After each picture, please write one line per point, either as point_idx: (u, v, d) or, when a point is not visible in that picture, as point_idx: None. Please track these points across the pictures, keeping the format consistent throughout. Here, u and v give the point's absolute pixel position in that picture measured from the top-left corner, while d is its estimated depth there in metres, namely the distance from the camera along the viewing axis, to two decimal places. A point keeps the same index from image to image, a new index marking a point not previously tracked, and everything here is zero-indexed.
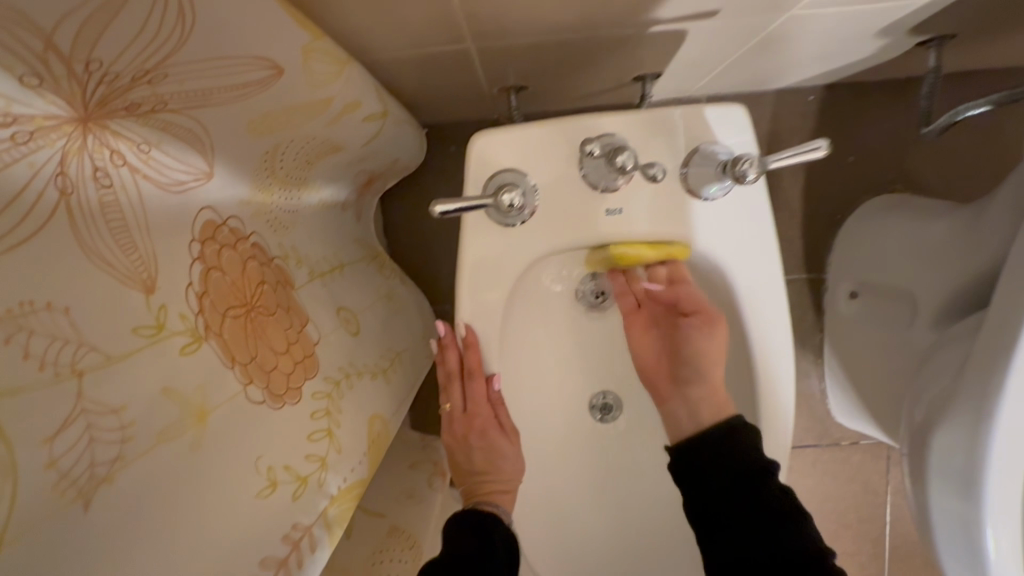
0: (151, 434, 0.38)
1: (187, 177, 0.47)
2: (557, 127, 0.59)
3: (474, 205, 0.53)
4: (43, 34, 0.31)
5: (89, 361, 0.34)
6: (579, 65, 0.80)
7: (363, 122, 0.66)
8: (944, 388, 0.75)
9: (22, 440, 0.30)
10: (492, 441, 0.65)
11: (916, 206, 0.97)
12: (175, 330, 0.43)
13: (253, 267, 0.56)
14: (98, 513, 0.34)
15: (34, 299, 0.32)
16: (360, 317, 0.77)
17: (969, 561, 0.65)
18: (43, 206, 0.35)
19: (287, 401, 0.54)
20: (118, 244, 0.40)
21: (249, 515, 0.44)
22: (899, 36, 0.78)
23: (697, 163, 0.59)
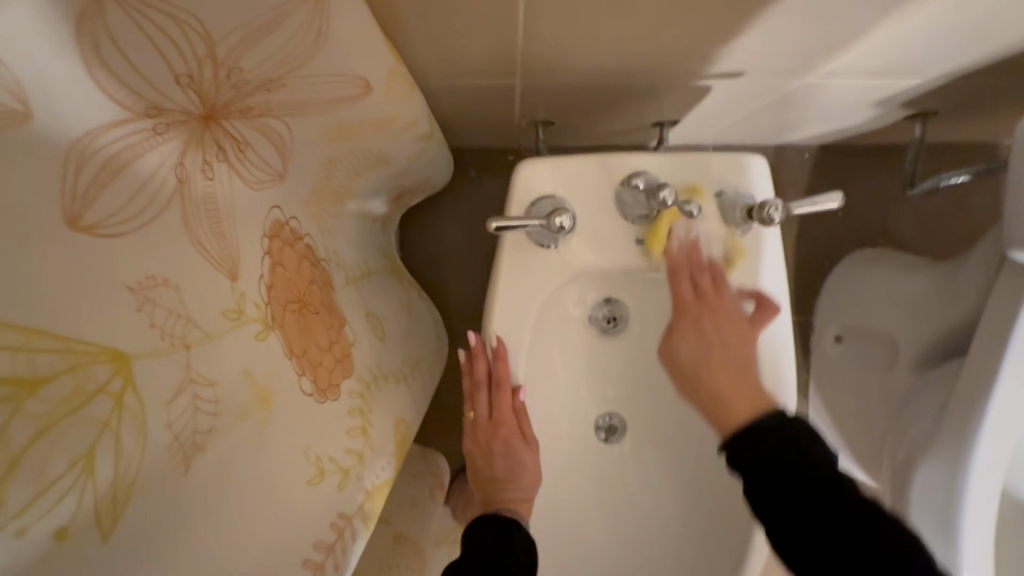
0: (234, 411, 0.40)
1: (267, 176, 0.50)
2: (599, 161, 0.65)
3: (527, 224, 0.57)
4: (209, 39, 0.36)
5: (194, 336, 0.37)
6: (607, 108, 0.87)
7: (414, 141, 0.70)
8: (925, 428, 0.82)
9: (146, 398, 0.33)
10: (514, 450, 0.68)
11: (894, 262, 1.08)
12: (250, 317, 0.46)
13: (305, 267, 0.60)
14: (193, 479, 0.36)
15: (155, 275, 0.35)
16: (385, 323, 0.80)
17: None
18: (165, 192, 0.37)
19: (328, 396, 0.57)
20: (213, 233, 0.43)
21: (303, 497, 0.46)
22: (892, 108, 0.87)
23: (725, 203, 0.64)
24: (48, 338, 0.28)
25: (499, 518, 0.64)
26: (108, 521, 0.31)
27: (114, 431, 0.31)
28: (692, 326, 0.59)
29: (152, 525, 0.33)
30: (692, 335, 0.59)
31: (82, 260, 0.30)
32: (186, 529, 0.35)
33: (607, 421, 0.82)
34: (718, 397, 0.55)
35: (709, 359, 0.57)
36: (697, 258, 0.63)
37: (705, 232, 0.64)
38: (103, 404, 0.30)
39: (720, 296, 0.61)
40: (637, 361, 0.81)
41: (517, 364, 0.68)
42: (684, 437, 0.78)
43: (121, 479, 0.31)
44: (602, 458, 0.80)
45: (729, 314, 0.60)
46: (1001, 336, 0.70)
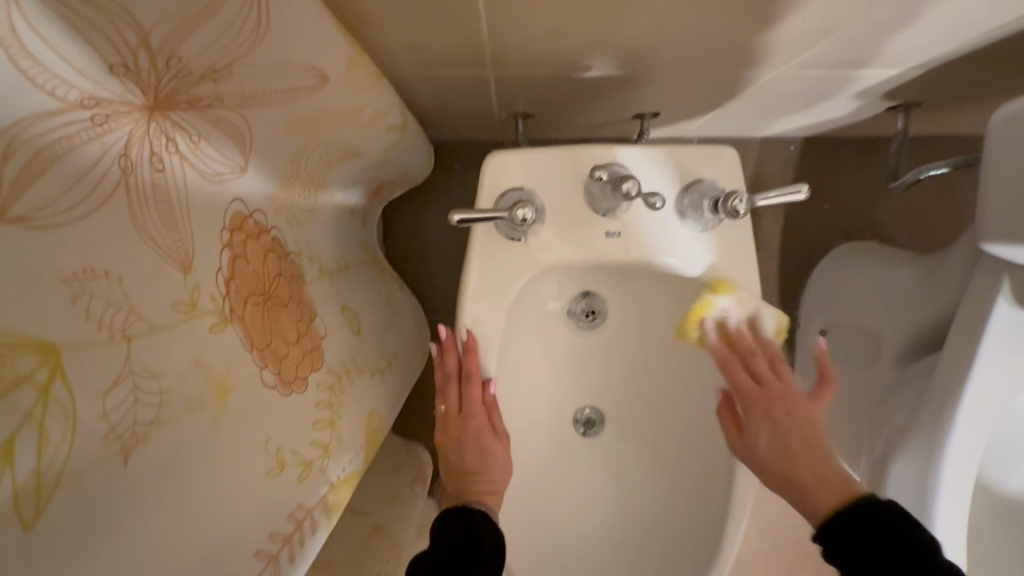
0: (183, 403, 0.40)
1: (225, 170, 0.51)
2: (568, 153, 0.65)
3: (491, 216, 0.56)
4: (140, 30, 0.36)
5: (137, 328, 0.37)
6: (585, 99, 0.86)
7: (384, 133, 0.70)
8: (902, 422, 0.81)
9: (80, 391, 0.32)
10: (484, 443, 0.68)
11: (881, 256, 1.06)
12: (206, 310, 0.46)
13: (272, 260, 0.60)
14: (135, 469, 0.36)
15: (95, 266, 0.35)
16: (361, 317, 0.80)
17: None
18: (107, 182, 0.37)
19: (295, 390, 0.57)
20: (164, 225, 0.43)
21: (259, 489, 0.46)
22: (874, 99, 0.86)
23: (693, 194, 0.64)
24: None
25: (469, 510, 0.64)
26: (29, 510, 0.30)
27: (38, 420, 0.30)
28: (761, 422, 0.62)
29: (82, 517, 0.33)
30: (767, 426, 0.61)
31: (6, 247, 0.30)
32: (123, 520, 0.35)
33: (584, 415, 0.82)
34: (795, 480, 0.59)
35: (792, 449, 0.60)
36: (749, 336, 0.66)
37: (735, 314, 0.67)
38: (27, 394, 0.30)
39: (778, 373, 0.64)
40: (615, 354, 0.81)
41: (486, 359, 0.68)
42: (663, 432, 0.78)
43: (44, 473, 0.30)
44: (579, 451, 0.80)
45: (788, 390, 0.63)
46: (977, 329, 0.69)
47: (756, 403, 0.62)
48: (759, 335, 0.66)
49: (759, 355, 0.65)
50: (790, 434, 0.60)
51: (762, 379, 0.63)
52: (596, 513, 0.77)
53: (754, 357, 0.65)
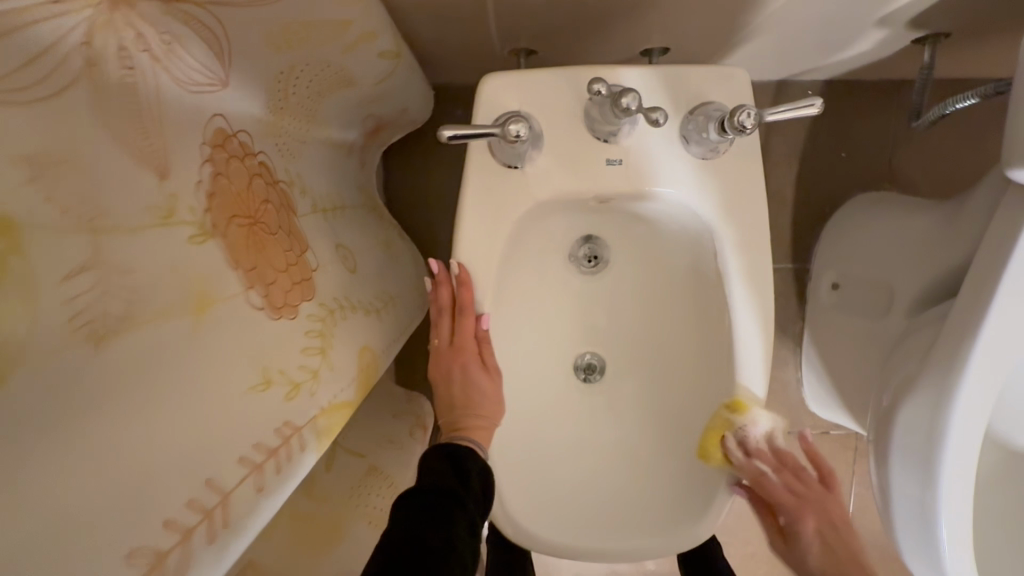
0: (156, 306, 0.39)
1: (205, 80, 0.49)
2: (567, 76, 0.62)
3: (482, 132, 0.53)
4: None
5: (107, 223, 0.36)
6: (590, 29, 0.82)
7: (376, 59, 0.67)
8: (912, 369, 0.79)
9: (47, 272, 0.31)
10: (473, 376, 0.67)
11: (895, 205, 1.02)
12: (184, 220, 0.44)
13: (259, 184, 0.58)
14: (106, 362, 0.35)
15: (56, 152, 0.33)
16: (356, 256, 0.79)
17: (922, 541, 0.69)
18: (67, 72, 0.35)
19: (283, 315, 0.56)
20: (136, 128, 0.41)
21: (245, 404, 0.45)
22: (898, 29, 0.81)
23: (699, 115, 0.61)
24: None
25: (455, 446, 0.63)
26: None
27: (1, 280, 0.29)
28: (811, 533, 0.65)
29: (58, 399, 0.32)
30: (818, 540, 0.64)
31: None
32: (95, 407, 0.34)
33: (585, 361, 0.80)
34: None
35: (839, 557, 0.63)
36: (767, 450, 0.66)
37: (754, 433, 0.66)
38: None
39: (807, 479, 0.67)
40: (617, 298, 0.79)
41: (477, 296, 0.66)
42: (668, 376, 0.76)
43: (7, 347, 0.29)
44: (578, 397, 0.79)
45: (817, 500, 0.66)
46: (996, 270, 0.65)
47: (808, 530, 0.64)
48: (773, 445, 0.67)
49: (770, 479, 0.66)
50: (840, 568, 0.63)
51: (785, 522, 0.66)
52: (596, 451, 0.76)
53: (776, 476, 0.66)
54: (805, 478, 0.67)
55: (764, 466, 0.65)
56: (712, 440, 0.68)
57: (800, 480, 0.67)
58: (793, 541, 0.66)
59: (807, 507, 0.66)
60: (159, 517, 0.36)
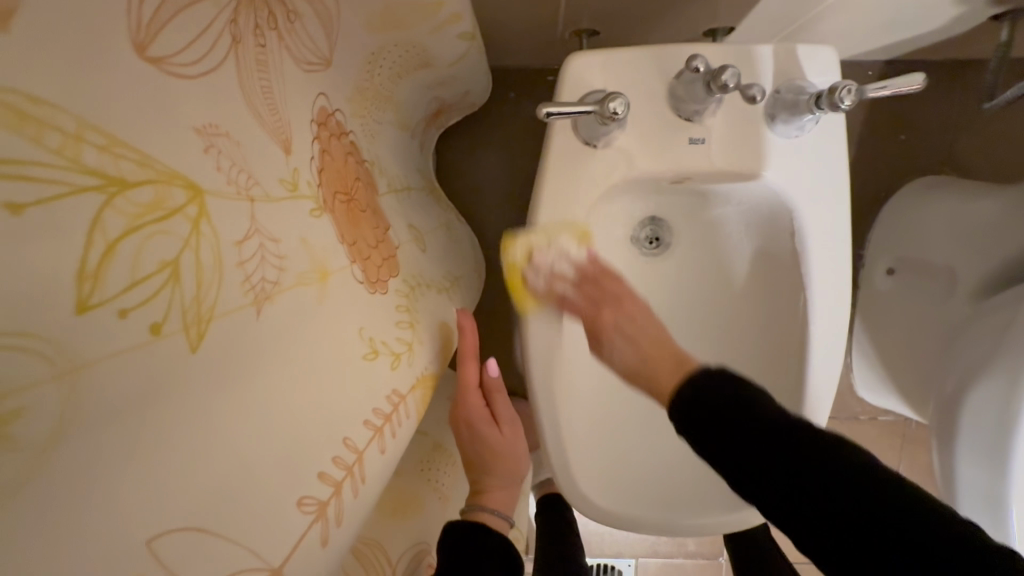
0: (295, 274, 0.41)
1: (314, 60, 0.51)
2: (650, 56, 0.62)
3: (577, 110, 0.54)
4: None
5: (256, 193, 0.37)
6: (657, 10, 0.82)
7: (456, 40, 0.68)
8: (977, 352, 0.79)
9: (223, 234, 0.33)
10: (479, 429, 0.76)
11: (960, 189, 0.99)
12: (305, 194, 0.46)
13: (351, 163, 0.60)
14: (267, 323, 0.37)
15: (217, 124, 0.35)
16: (426, 238, 0.81)
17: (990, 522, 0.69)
18: (220, 47, 0.37)
19: (378, 290, 0.58)
20: (266, 104, 0.43)
21: (363, 371, 0.48)
22: (976, 6, 0.79)
23: (789, 93, 0.60)
24: (123, 147, 0.27)
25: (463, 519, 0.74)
26: (194, 335, 0.31)
27: (194, 248, 0.31)
28: (610, 325, 0.60)
29: (236, 356, 0.34)
30: (614, 334, 0.59)
31: (158, 97, 0.30)
32: (259, 366, 0.36)
33: None
34: (614, 346, 0.59)
35: (645, 352, 0.57)
36: (592, 271, 0.63)
37: (541, 326, 0.67)
38: (182, 224, 0.30)
39: (610, 284, 0.62)
40: (682, 279, 0.79)
41: (544, 277, 0.66)
42: (736, 358, 0.77)
43: (199, 305, 0.31)
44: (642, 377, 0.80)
45: (619, 293, 0.61)
46: None
47: (604, 321, 0.60)
48: (592, 272, 0.63)
49: (563, 282, 0.64)
50: (631, 367, 0.57)
51: (590, 330, 0.61)
52: (661, 433, 0.77)
53: (556, 288, 0.64)
54: (613, 280, 0.62)
55: (562, 267, 0.63)
56: (515, 287, 0.65)
57: (595, 271, 0.63)
58: (602, 349, 0.61)
59: (589, 289, 0.62)
60: (314, 469, 0.39)
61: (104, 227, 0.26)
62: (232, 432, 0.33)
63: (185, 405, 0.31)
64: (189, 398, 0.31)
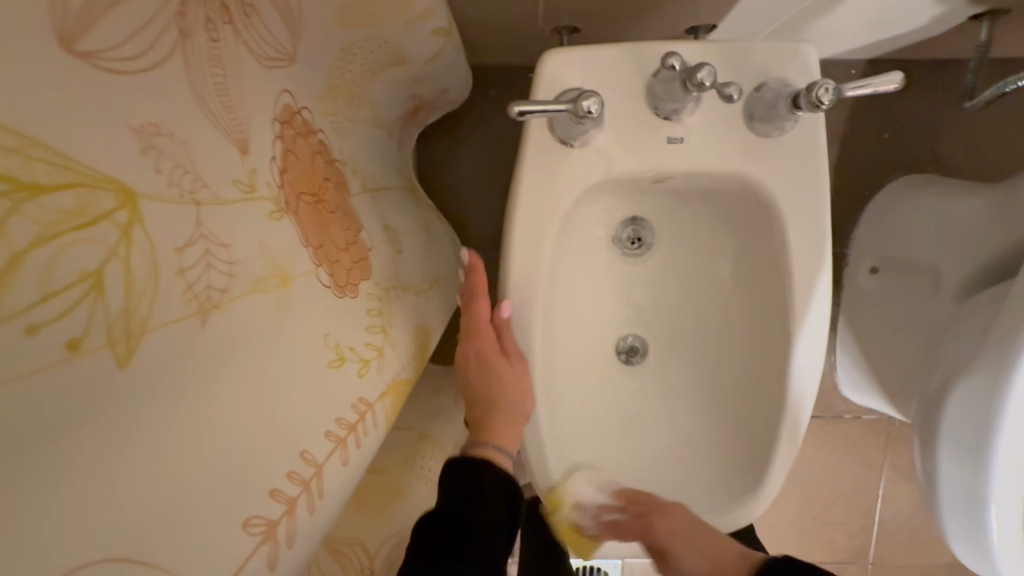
0: (251, 280, 0.39)
1: (276, 56, 0.49)
2: (628, 53, 0.61)
3: (551, 109, 0.52)
4: None
5: (205, 196, 0.35)
6: (637, 7, 0.81)
7: (430, 36, 0.66)
8: (961, 351, 0.79)
9: (160, 242, 0.31)
10: (493, 365, 0.65)
11: (943, 188, 0.99)
12: (263, 196, 0.44)
13: (319, 162, 0.58)
14: (214, 335, 0.35)
15: (159, 123, 0.33)
16: (403, 238, 0.79)
17: (972, 522, 0.68)
18: (166, 42, 0.35)
19: (347, 293, 0.56)
20: (221, 101, 0.41)
21: (328, 379, 0.46)
22: (956, 5, 0.79)
23: (768, 91, 0.59)
24: (41, 149, 0.25)
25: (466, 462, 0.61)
26: (123, 351, 0.29)
27: (123, 259, 0.29)
28: (665, 539, 0.63)
29: (174, 370, 0.32)
30: (678, 546, 0.62)
31: (88, 95, 0.28)
32: (201, 379, 0.34)
33: (626, 343, 0.80)
34: (677, 560, 0.62)
35: (710, 553, 0.60)
36: (628, 495, 0.69)
37: (587, 504, 0.70)
38: (109, 232, 0.28)
39: (647, 500, 0.68)
40: (663, 279, 0.78)
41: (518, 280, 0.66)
42: (720, 358, 0.76)
43: (130, 317, 0.29)
44: (623, 379, 0.78)
45: (656, 512, 0.65)
46: None
47: (658, 537, 0.63)
48: (630, 507, 0.68)
49: (606, 514, 0.69)
50: (679, 544, 0.62)
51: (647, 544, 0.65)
52: (643, 434, 0.76)
53: (602, 518, 0.69)
54: (658, 506, 0.66)
55: (611, 509, 0.69)
56: (554, 504, 0.69)
57: (629, 511, 0.68)
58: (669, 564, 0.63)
59: (636, 528, 0.66)
60: (267, 487, 0.37)
61: (9, 238, 0.24)
62: (171, 452, 0.32)
63: (114, 426, 0.29)
64: (119, 416, 0.29)
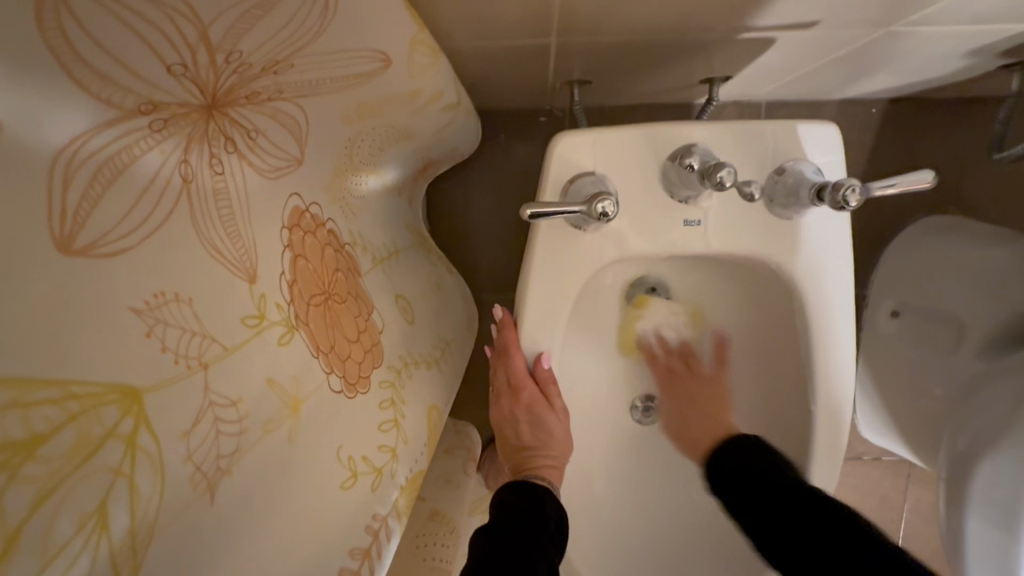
0: (261, 424, 0.40)
1: (283, 163, 0.46)
2: (646, 134, 0.59)
3: (564, 210, 0.52)
4: (199, 23, 0.34)
5: (212, 353, 0.37)
6: (652, 66, 0.78)
7: (440, 112, 0.64)
8: (992, 415, 0.73)
9: (164, 435, 0.33)
10: (540, 416, 0.65)
11: (966, 234, 0.96)
12: (273, 320, 0.43)
13: (329, 254, 0.54)
14: (223, 502, 0.37)
15: (164, 290, 0.34)
16: (415, 305, 0.72)
17: None
18: (170, 193, 0.35)
19: (359, 390, 0.53)
20: (227, 233, 0.40)
21: (334, 503, 0.45)
22: (988, 57, 0.75)
23: (789, 180, 0.57)
24: (45, 386, 0.27)
25: (532, 489, 0.62)
26: (127, 570, 0.31)
27: (126, 480, 0.31)
28: (539, 425, 0.65)
29: (182, 553, 0.34)
30: (555, 446, 0.65)
31: (89, 310, 0.29)
32: (202, 553, 0.35)
33: (643, 402, 0.74)
34: (539, 453, 0.65)
35: (543, 449, 0.65)
36: (531, 380, 0.64)
37: (669, 321, 0.73)
38: (114, 448, 0.31)
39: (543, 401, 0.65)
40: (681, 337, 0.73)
41: (532, 359, 0.64)
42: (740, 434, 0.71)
43: (141, 524, 0.32)
44: (640, 445, 0.73)
45: (556, 425, 0.65)
46: None
47: (541, 421, 0.65)
48: (536, 392, 0.64)
49: (526, 398, 0.64)
50: (540, 429, 0.65)
51: (529, 430, 0.66)
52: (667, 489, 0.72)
53: (515, 408, 0.65)
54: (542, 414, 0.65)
55: (530, 379, 0.64)
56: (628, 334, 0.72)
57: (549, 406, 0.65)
58: (536, 425, 0.66)
59: (524, 407, 0.65)
60: None
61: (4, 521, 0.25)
62: None
63: None
64: None
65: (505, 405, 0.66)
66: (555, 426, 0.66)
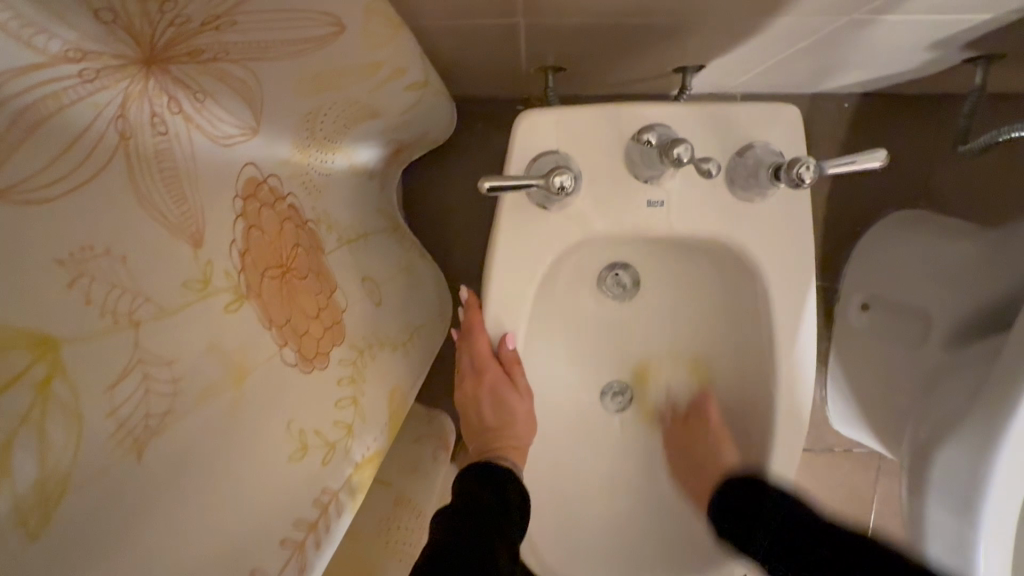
0: (199, 390, 0.40)
1: (234, 131, 0.46)
2: (611, 114, 0.59)
3: (524, 183, 0.52)
4: None
5: (145, 312, 0.36)
6: (624, 53, 0.78)
7: (406, 90, 0.63)
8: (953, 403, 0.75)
9: (87, 391, 0.32)
10: (504, 398, 0.65)
11: (933, 229, 0.98)
12: (220, 287, 0.43)
13: (289, 229, 0.53)
14: (152, 464, 0.37)
15: (93, 244, 0.33)
16: (382, 287, 0.72)
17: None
18: (103, 148, 0.35)
19: (316, 365, 0.52)
20: (169, 194, 0.39)
21: (279, 476, 0.45)
22: (952, 49, 0.77)
23: (750, 160, 0.58)
24: None
25: (494, 472, 0.61)
26: (35, 518, 0.30)
27: (36, 425, 0.30)
28: (503, 408, 0.65)
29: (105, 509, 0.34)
30: (519, 430, 0.65)
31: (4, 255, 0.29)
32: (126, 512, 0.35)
33: (614, 387, 0.74)
34: (503, 438, 0.65)
35: (507, 433, 0.65)
36: (495, 361, 0.64)
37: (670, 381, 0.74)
38: (21, 392, 0.29)
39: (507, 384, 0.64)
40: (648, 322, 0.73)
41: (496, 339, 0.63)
42: (706, 420, 0.71)
43: (52, 472, 0.31)
44: (607, 429, 0.73)
45: (521, 409, 0.65)
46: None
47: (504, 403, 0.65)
48: (500, 374, 0.64)
49: (489, 379, 0.64)
50: (505, 412, 0.65)
51: (494, 414, 0.65)
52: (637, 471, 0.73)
53: (479, 390, 0.65)
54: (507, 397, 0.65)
55: (493, 361, 0.64)
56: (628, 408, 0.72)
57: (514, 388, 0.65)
58: (501, 408, 0.65)
59: (488, 390, 0.65)
60: None
61: None
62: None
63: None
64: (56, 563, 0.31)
65: (470, 387, 0.66)
66: (519, 410, 0.65)
